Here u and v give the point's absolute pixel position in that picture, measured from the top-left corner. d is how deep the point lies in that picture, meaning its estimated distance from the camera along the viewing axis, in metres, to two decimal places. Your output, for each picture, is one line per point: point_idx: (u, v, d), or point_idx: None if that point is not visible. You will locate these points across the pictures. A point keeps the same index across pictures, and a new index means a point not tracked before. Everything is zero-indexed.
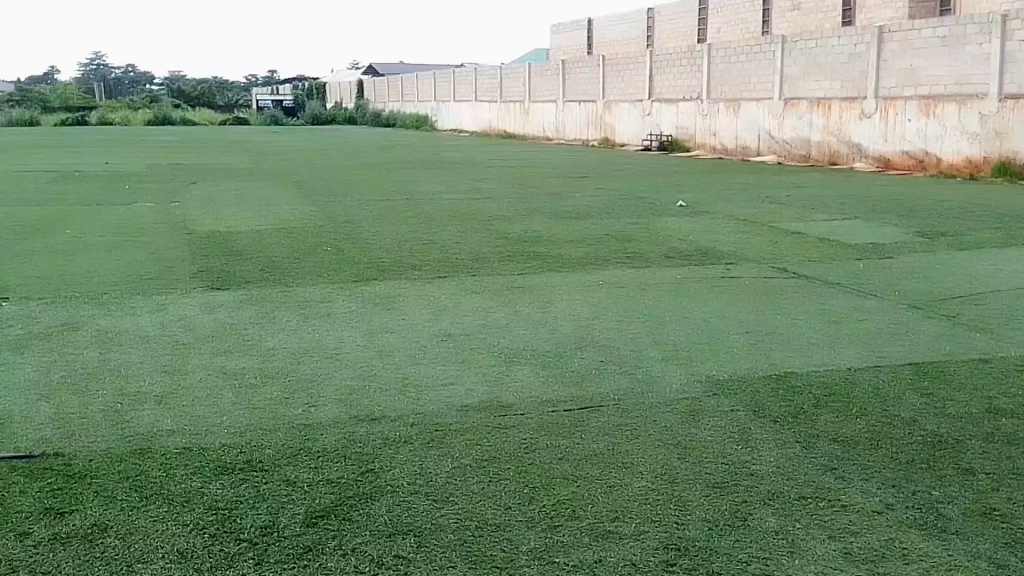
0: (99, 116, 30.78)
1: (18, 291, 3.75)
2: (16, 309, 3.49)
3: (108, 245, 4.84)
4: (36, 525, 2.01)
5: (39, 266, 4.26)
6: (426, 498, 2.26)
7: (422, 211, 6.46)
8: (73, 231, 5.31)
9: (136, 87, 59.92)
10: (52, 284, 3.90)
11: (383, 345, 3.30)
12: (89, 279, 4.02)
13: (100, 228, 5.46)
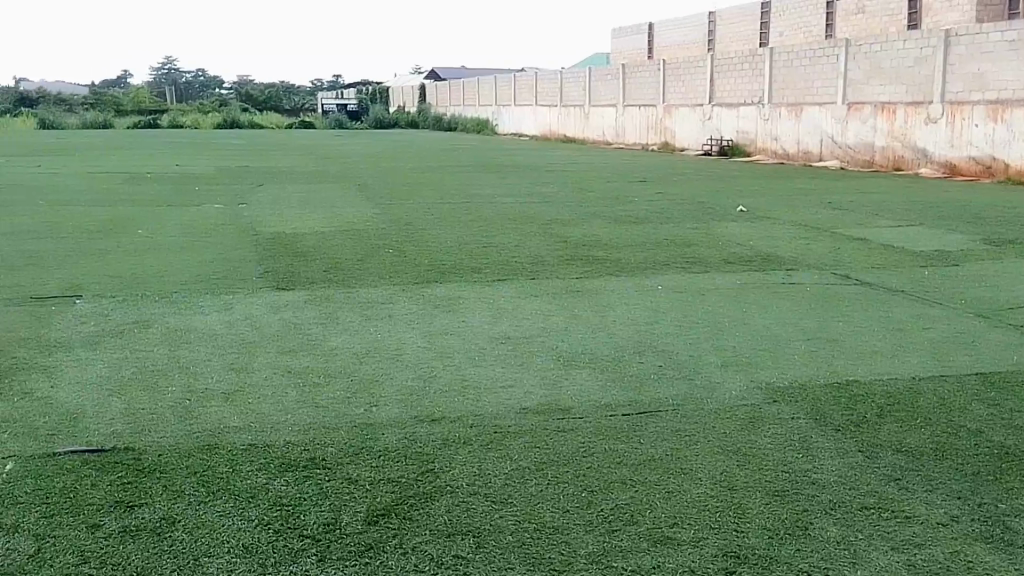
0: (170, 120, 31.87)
1: (94, 289, 3.90)
2: (92, 306, 3.62)
3: (180, 245, 4.99)
4: (107, 518, 2.03)
5: (114, 265, 4.42)
6: (484, 499, 2.27)
7: (481, 215, 6.50)
8: (147, 232, 5.49)
9: (206, 92, 61.86)
10: (127, 283, 4.03)
11: (442, 348, 3.32)
12: (160, 278, 4.15)
13: (171, 228, 5.64)
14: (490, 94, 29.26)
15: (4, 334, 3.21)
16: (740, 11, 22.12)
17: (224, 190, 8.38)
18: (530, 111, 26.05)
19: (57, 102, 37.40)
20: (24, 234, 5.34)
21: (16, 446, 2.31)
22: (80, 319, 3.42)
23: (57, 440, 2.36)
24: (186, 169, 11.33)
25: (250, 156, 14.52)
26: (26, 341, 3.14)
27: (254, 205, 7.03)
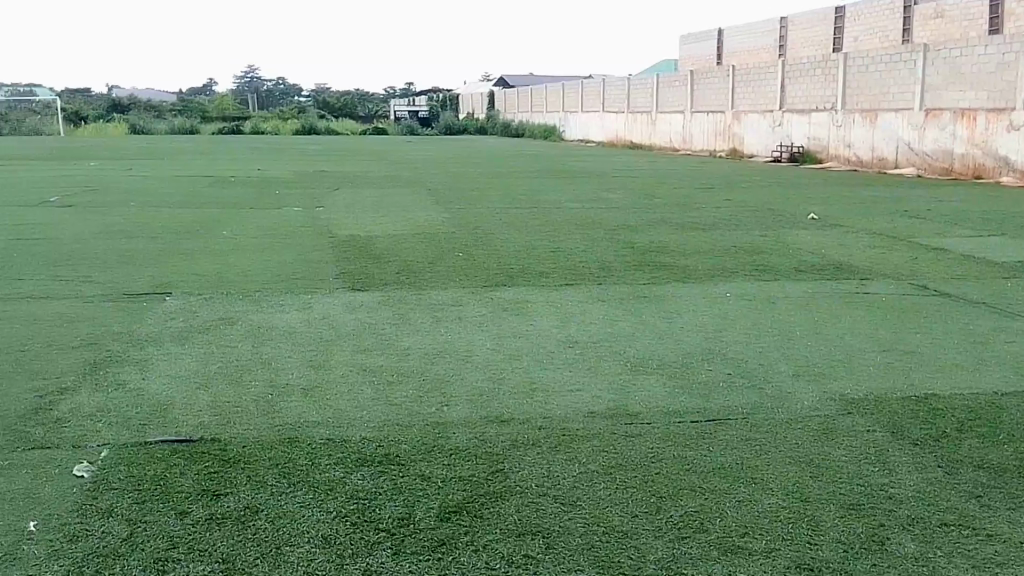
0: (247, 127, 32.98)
1: (183, 286, 4.08)
2: (181, 302, 3.79)
3: (261, 246, 5.17)
4: (195, 505, 2.11)
5: (199, 264, 4.61)
6: (553, 501, 2.28)
7: (550, 220, 6.53)
8: (229, 233, 5.69)
9: (283, 99, 63.84)
10: (212, 281, 4.20)
11: (512, 350, 3.36)
12: (243, 277, 4.31)
13: (253, 230, 5.85)
14: (558, 101, 29.33)
15: (101, 328, 3.38)
16: (814, 16, 21.65)
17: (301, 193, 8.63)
18: (597, 117, 26.01)
19: (145, 108, 39.23)
20: (117, 234, 5.61)
21: (112, 434, 2.43)
22: (169, 315, 3.58)
23: (148, 430, 2.47)
24: (263, 173, 11.69)
25: (323, 161, 14.91)
26: (120, 334, 3.31)
27: (330, 208, 7.23)
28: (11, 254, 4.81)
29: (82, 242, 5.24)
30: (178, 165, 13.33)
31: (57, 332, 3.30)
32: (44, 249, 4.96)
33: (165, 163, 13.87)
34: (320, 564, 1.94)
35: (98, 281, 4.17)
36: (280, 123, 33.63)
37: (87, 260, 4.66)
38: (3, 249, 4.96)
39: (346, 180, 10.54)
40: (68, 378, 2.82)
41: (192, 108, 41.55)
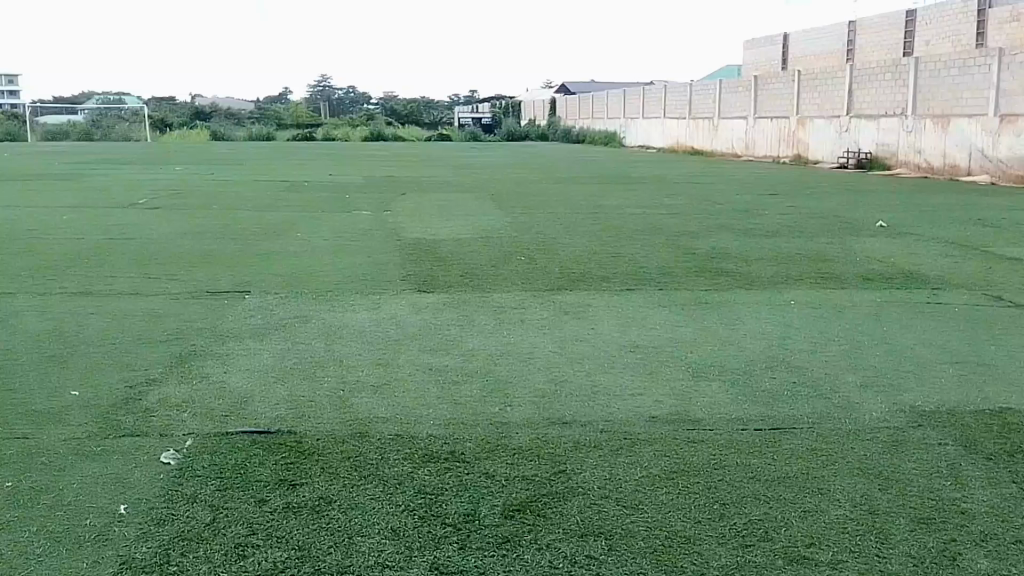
0: (314, 133, 33.84)
1: (258, 285, 4.24)
2: (256, 300, 3.94)
3: (331, 248, 5.32)
4: (273, 494, 2.21)
5: (274, 264, 4.78)
6: (616, 503, 2.30)
7: (612, 225, 6.55)
8: (301, 235, 5.87)
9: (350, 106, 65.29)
10: (286, 281, 4.35)
11: (573, 353, 3.40)
12: (314, 277, 4.45)
13: (323, 232, 6.03)
14: (620, 107, 29.22)
15: (183, 324, 3.54)
16: (884, 20, 21.13)
17: (368, 198, 8.82)
18: (658, 123, 25.83)
19: (220, 113, 40.61)
20: (197, 235, 5.84)
21: (194, 424, 2.55)
22: (246, 312, 3.73)
23: (229, 421, 2.59)
24: (330, 177, 11.99)
25: (387, 167, 15.19)
26: (202, 330, 3.47)
27: (395, 211, 7.38)
28: (100, 252, 5.06)
29: (165, 242, 5.48)
30: (251, 170, 13.76)
31: (144, 327, 3.48)
32: (130, 249, 5.21)
33: (239, 167, 14.33)
34: (390, 555, 2.01)
35: (179, 279, 4.36)
36: (346, 129, 34.35)
37: (170, 259, 4.87)
38: (94, 248, 5.22)
39: (411, 185, 10.72)
40: (154, 370, 2.98)
41: (262, 114, 42.74)
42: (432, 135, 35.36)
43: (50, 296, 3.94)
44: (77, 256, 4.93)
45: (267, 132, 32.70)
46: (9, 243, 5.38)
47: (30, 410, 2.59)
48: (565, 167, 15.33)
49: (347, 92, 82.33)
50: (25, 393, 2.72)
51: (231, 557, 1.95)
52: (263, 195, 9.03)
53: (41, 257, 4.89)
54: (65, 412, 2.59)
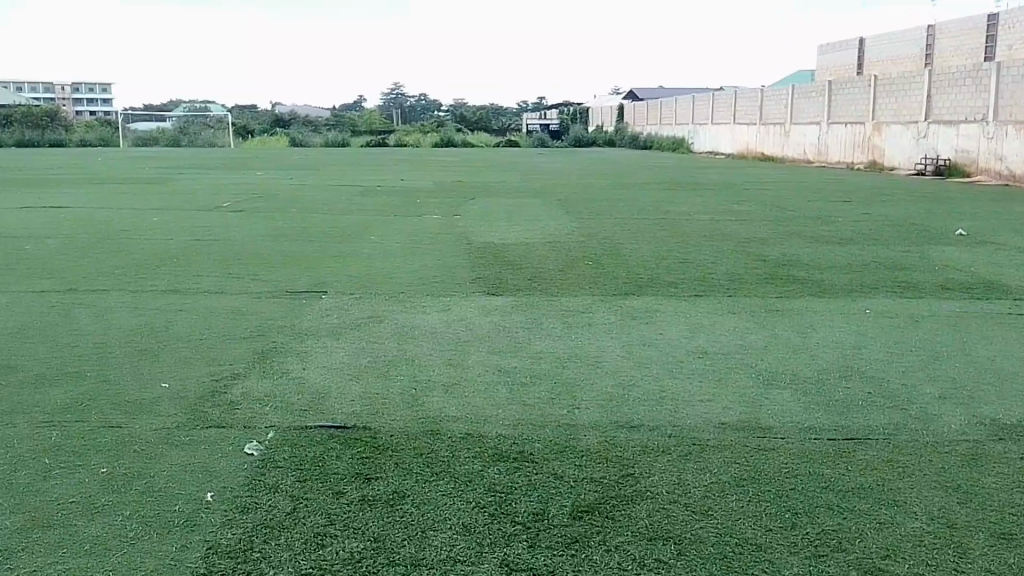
0: (383, 140, 34.56)
1: (334, 286, 4.37)
2: (332, 300, 4.06)
3: (403, 251, 5.43)
4: (349, 487, 2.28)
5: (348, 266, 4.92)
6: (685, 507, 2.27)
7: (680, 231, 6.51)
8: (374, 238, 6.00)
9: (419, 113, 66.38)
10: (360, 282, 4.47)
11: (642, 358, 3.40)
12: (387, 279, 4.57)
13: (396, 235, 6.17)
14: (688, 113, 28.93)
15: (264, 321, 3.68)
16: (964, 24, 20.41)
17: (439, 202, 8.97)
18: (727, 130, 25.45)
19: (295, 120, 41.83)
20: (277, 237, 6.05)
21: (275, 418, 2.66)
22: (323, 312, 3.86)
23: (307, 416, 2.68)
24: (401, 183, 12.24)
25: (456, 172, 15.39)
26: (282, 327, 3.60)
27: (464, 216, 7.48)
28: (188, 252, 5.30)
29: (248, 244, 5.70)
30: (326, 175, 14.14)
31: (228, 324, 3.64)
32: (215, 249, 5.43)
33: (314, 173, 14.75)
34: (461, 551, 2.04)
35: (261, 279, 4.53)
36: (415, 136, 34.90)
37: (252, 260, 5.06)
38: (182, 248, 5.47)
39: (480, 190, 10.86)
40: (239, 365, 3.11)
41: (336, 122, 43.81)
42: (499, 142, 35.61)
43: (143, 294, 4.15)
44: (166, 256, 5.17)
45: (341, 139, 33.49)
46: (106, 243, 5.68)
47: (126, 401, 2.75)
48: (632, 173, 15.27)
49: (416, 100, 83.69)
50: (121, 384, 2.89)
51: (310, 546, 2.01)
52: (339, 199, 9.28)
53: (134, 257, 5.14)
54: (157, 404, 2.73)
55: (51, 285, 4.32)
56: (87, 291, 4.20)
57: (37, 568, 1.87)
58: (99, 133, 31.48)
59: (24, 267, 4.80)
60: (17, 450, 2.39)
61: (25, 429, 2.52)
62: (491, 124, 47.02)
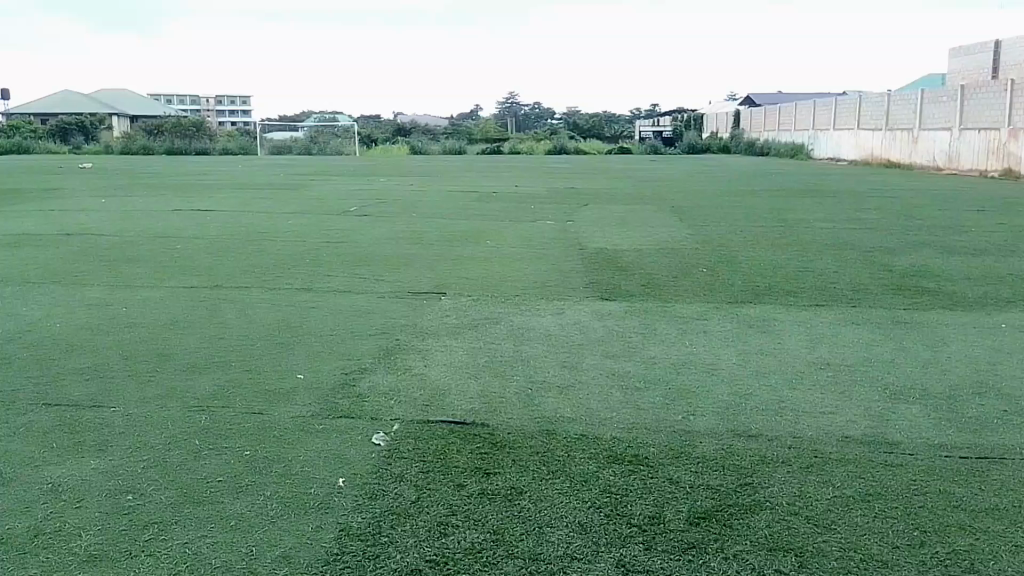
0: (495, 147, 35.19)
1: (453, 287, 4.53)
2: (450, 301, 4.21)
3: (520, 255, 5.54)
4: (470, 481, 2.37)
5: (467, 268, 5.08)
6: (806, 520, 2.22)
7: (801, 239, 6.34)
8: (492, 243, 6.15)
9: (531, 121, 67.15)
10: (479, 285, 4.61)
11: (758, 366, 3.36)
12: (504, 282, 4.69)
13: (513, 239, 6.32)
14: (809, 119, 27.90)
15: (389, 320, 3.86)
16: None
17: (552, 209, 9.08)
18: (852, 136, 24.40)
19: (411, 128, 43.15)
20: (400, 240, 6.30)
21: (400, 412, 2.80)
22: (443, 312, 4.00)
23: (430, 411, 2.81)
24: (514, 189, 12.46)
25: (568, 179, 15.52)
26: (406, 326, 3.76)
27: (577, 222, 7.56)
28: (317, 253, 5.61)
29: (374, 246, 5.95)
30: (442, 181, 14.55)
31: (355, 321, 3.84)
32: (344, 251, 5.72)
33: (432, 180, 15.27)
34: (578, 548, 2.06)
35: (385, 279, 4.74)
36: (531, 143, 35.28)
37: (377, 261, 5.30)
38: (313, 249, 5.79)
39: (590, 196, 10.90)
40: (366, 360, 3.29)
41: (452, 129, 44.80)
42: (611, 150, 35.47)
43: (280, 291, 4.43)
44: (299, 256, 5.48)
45: (459, 146, 34.17)
46: (246, 244, 6.08)
47: (265, 391, 2.96)
48: (748, 180, 14.93)
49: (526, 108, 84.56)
50: (261, 375, 3.11)
51: (434, 534, 2.10)
52: (455, 205, 9.54)
53: (270, 257, 5.48)
54: (293, 394, 2.93)
55: (200, 282, 4.68)
56: (231, 287, 4.52)
57: (190, 538, 2.04)
58: (236, 141, 33.56)
59: (175, 264, 5.21)
60: (172, 431, 2.62)
61: (179, 413, 2.77)
62: (602, 131, 46.85)
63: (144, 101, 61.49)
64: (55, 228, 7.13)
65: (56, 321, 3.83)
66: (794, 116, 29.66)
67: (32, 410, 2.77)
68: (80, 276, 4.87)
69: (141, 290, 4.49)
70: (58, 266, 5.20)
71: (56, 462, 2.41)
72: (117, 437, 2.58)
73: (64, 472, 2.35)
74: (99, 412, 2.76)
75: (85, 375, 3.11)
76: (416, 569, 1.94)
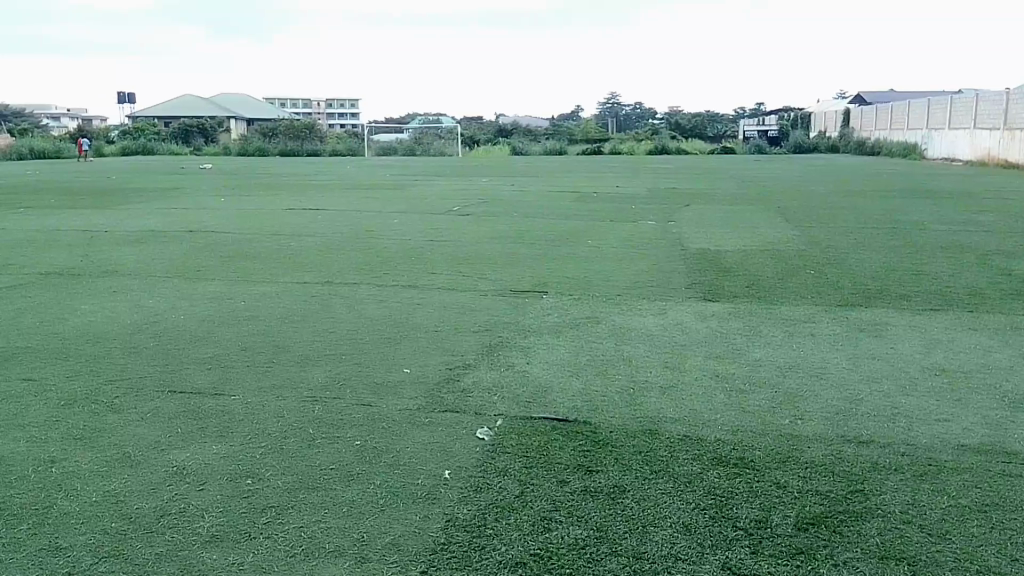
0: (594, 147, 35.13)
1: (554, 286, 4.57)
2: (551, 299, 4.26)
3: (620, 255, 5.53)
4: (572, 477, 2.37)
5: (567, 267, 5.11)
6: (921, 530, 2.11)
7: (916, 242, 6.04)
8: (593, 242, 6.15)
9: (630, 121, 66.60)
10: (580, 284, 4.62)
11: (869, 372, 3.23)
12: (605, 281, 4.70)
13: (613, 239, 6.32)
14: (923, 117, 26.57)
15: (492, 317, 3.94)
16: None
17: (651, 208, 9.01)
18: (969, 135, 23.07)
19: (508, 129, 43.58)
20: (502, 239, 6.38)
21: (503, 407, 2.85)
22: (544, 311, 4.04)
23: (532, 407, 2.84)
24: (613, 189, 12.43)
25: (669, 179, 15.32)
26: (507, 324, 3.82)
27: (678, 222, 7.49)
28: (420, 251, 5.78)
29: (476, 245, 6.05)
30: (541, 182, 14.66)
31: (460, 317, 3.93)
32: (446, 249, 5.84)
33: (532, 179, 15.36)
34: (683, 549, 2.01)
35: (488, 278, 4.82)
36: (631, 143, 35.10)
37: (478, 259, 5.40)
38: (416, 247, 5.96)
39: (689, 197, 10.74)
40: (470, 356, 3.37)
41: (549, 130, 44.97)
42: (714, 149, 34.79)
43: (386, 288, 4.56)
44: (403, 254, 5.63)
45: (559, 147, 34.24)
46: (354, 241, 6.31)
47: (373, 383, 3.07)
48: (857, 180, 14.37)
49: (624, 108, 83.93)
50: (371, 369, 3.22)
51: (537, 528, 2.10)
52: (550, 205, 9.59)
53: (375, 254, 5.65)
54: (400, 387, 3.03)
55: (311, 277, 4.88)
56: (341, 283, 4.70)
57: (305, 523, 2.12)
58: (342, 143, 34.82)
59: (286, 260, 5.47)
60: (287, 420, 2.74)
61: (293, 402, 2.90)
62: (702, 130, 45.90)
63: (257, 105, 64.40)
64: (176, 225, 7.56)
65: (180, 313, 4.07)
66: (906, 116, 28.32)
67: (158, 397, 2.95)
68: (200, 270, 5.16)
69: (259, 284, 4.73)
70: (180, 261, 5.51)
71: (180, 447, 2.56)
72: (236, 424, 2.72)
73: (189, 456, 2.49)
74: (220, 400, 2.92)
75: (209, 364, 3.30)
76: (520, 562, 1.95)
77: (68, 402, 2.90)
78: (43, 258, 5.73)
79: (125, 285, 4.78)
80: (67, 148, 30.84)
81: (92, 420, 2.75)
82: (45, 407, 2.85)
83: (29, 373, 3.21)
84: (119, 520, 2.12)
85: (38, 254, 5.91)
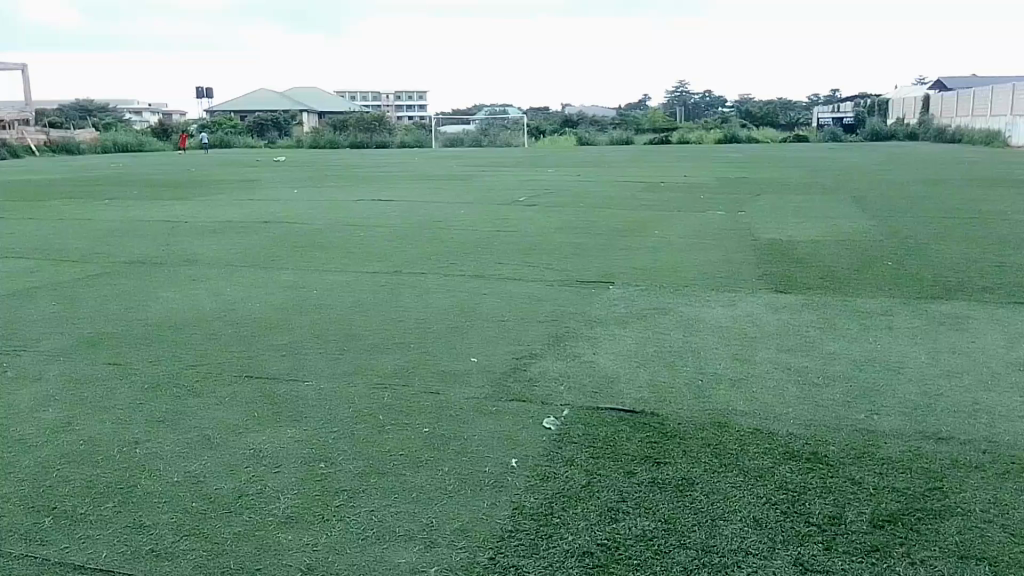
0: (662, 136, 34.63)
1: (623, 276, 4.55)
2: (619, 290, 4.25)
3: (688, 246, 5.44)
4: (640, 469, 2.35)
5: (634, 257, 5.08)
6: (1003, 530, 2.02)
7: (1001, 233, 5.76)
8: (661, 233, 6.07)
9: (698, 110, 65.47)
10: (648, 275, 4.58)
11: (949, 366, 3.12)
12: (675, 272, 4.64)
13: (681, 229, 6.24)
14: (1007, 103, 25.25)
15: (560, 308, 3.94)
16: None
17: (721, 198, 8.85)
18: None
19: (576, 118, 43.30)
20: (569, 230, 6.33)
21: (571, 397, 2.86)
22: (612, 301, 4.03)
23: (600, 398, 2.85)
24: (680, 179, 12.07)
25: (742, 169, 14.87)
26: (575, 314, 3.82)
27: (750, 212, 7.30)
28: (487, 241, 5.80)
29: (542, 236, 6.03)
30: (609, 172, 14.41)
31: (527, 307, 3.95)
32: (513, 240, 5.85)
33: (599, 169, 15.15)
34: (753, 544, 1.98)
35: (554, 268, 4.81)
36: (700, 134, 34.50)
37: (545, 249, 5.41)
38: (483, 237, 5.98)
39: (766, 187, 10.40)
40: (536, 346, 3.38)
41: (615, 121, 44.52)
42: (785, 138, 33.88)
43: (455, 278, 4.61)
44: (470, 245, 5.68)
45: (628, 137, 33.73)
46: (421, 232, 6.37)
47: (440, 372, 3.12)
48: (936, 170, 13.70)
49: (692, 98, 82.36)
50: (438, 357, 3.28)
51: (605, 518, 2.09)
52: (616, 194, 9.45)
53: (442, 245, 5.69)
54: (468, 376, 3.07)
55: (381, 267, 4.96)
56: (411, 273, 4.77)
57: (377, 507, 2.16)
58: (410, 134, 35.21)
59: (356, 250, 5.58)
60: (358, 407, 2.80)
61: (365, 389, 2.96)
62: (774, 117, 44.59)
63: (331, 99, 65.49)
64: (251, 216, 7.76)
65: (255, 301, 4.20)
66: (990, 101, 26.93)
67: (236, 382, 3.06)
68: (274, 260, 5.31)
69: (332, 273, 4.84)
70: (255, 251, 5.67)
71: (256, 430, 2.64)
72: (310, 409, 2.80)
73: (265, 440, 2.57)
74: (295, 386, 3.01)
75: (284, 351, 3.39)
76: (588, 552, 1.95)
77: (150, 386, 3.03)
78: (129, 248, 5.98)
79: (203, 273, 4.94)
80: (148, 142, 31.92)
81: (174, 403, 2.86)
82: (130, 390, 2.98)
83: (115, 357, 3.36)
84: (200, 500, 2.20)
85: (122, 244, 6.14)
